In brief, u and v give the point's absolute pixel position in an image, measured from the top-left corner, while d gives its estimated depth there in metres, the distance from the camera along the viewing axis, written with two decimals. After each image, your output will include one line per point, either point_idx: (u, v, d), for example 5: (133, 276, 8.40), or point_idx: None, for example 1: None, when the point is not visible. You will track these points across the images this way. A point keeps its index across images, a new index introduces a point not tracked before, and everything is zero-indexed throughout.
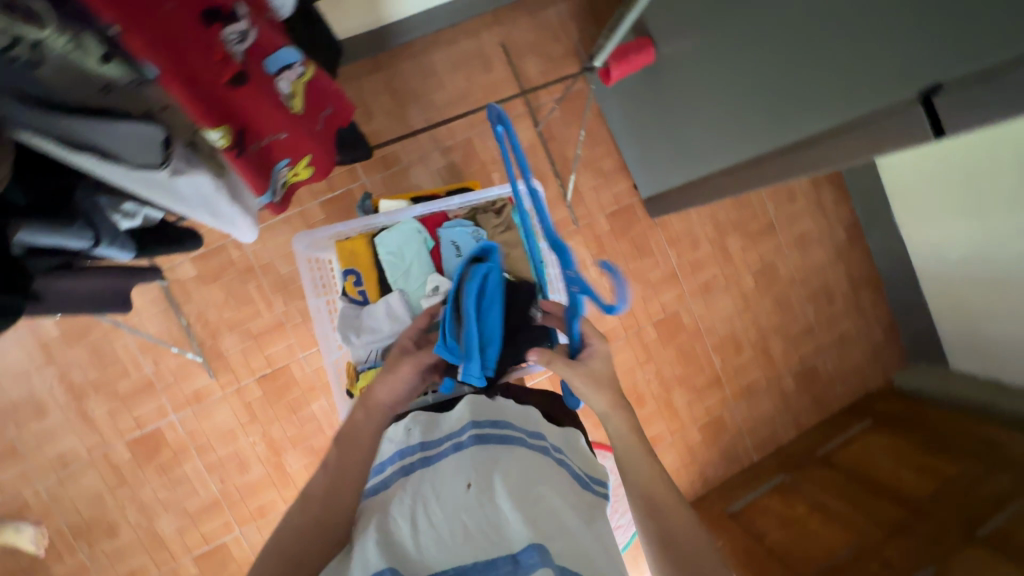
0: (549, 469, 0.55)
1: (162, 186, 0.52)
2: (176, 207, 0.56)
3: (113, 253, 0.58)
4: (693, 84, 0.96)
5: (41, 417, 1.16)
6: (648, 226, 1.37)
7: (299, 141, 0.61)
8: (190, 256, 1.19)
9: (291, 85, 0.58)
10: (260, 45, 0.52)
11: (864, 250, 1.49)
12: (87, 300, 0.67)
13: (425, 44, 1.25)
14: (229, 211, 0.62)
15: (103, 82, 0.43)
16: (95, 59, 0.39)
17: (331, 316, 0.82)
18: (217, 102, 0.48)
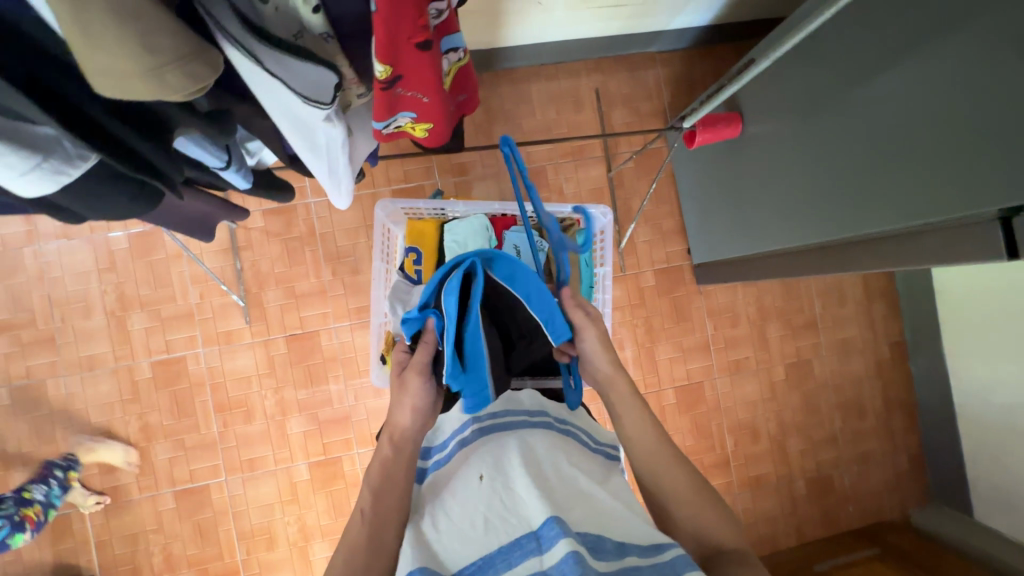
0: (558, 444, 0.58)
1: (304, 127, 0.50)
2: (304, 153, 0.54)
3: (234, 179, 0.64)
4: (772, 163, 0.99)
5: (87, 317, 1.23)
6: (693, 291, 1.38)
7: (433, 115, 0.60)
8: (262, 208, 1.26)
9: (449, 65, 0.59)
10: (446, 24, 0.53)
11: (906, 373, 1.44)
12: (186, 222, 0.71)
13: (527, 74, 1.33)
14: (343, 172, 0.61)
15: (298, 23, 0.43)
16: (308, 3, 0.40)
17: (387, 283, 0.88)
18: (399, 51, 0.46)
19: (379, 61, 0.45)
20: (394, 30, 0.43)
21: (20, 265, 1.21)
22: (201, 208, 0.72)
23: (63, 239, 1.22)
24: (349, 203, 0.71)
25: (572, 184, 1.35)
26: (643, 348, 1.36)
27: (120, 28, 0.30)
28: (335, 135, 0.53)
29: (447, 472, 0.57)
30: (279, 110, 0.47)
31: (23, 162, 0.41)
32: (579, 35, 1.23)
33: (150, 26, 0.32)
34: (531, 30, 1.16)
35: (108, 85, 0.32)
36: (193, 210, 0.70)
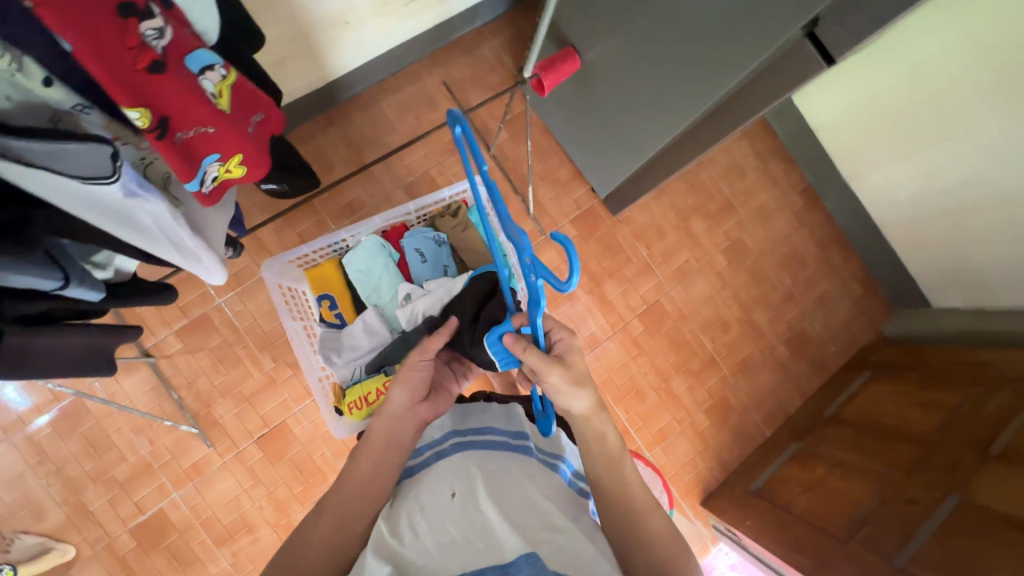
0: (535, 469, 0.57)
1: (116, 212, 0.52)
2: (138, 241, 0.56)
3: (84, 294, 0.58)
4: (620, 80, 1.03)
5: (41, 518, 1.13)
6: (613, 224, 1.42)
7: (231, 140, 0.59)
8: (173, 329, 1.20)
9: (215, 86, 0.56)
10: (180, 44, 0.50)
11: (824, 211, 1.53)
12: (69, 363, 0.65)
13: (373, 95, 1.33)
14: (191, 244, 0.62)
15: (52, 112, 0.46)
16: (36, 82, 0.44)
17: (310, 339, 0.91)
18: (133, 86, 0.46)
19: (121, 102, 0.46)
20: (111, 66, 0.44)
21: None
22: (72, 345, 0.65)
23: None
24: (225, 275, 0.72)
25: (461, 177, 1.36)
26: (594, 294, 1.39)
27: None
28: (157, 210, 0.55)
29: (417, 484, 0.56)
30: (77, 205, 0.49)
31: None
32: (402, 38, 1.24)
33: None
34: (353, 50, 1.16)
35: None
36: (62, 350, 0.63)
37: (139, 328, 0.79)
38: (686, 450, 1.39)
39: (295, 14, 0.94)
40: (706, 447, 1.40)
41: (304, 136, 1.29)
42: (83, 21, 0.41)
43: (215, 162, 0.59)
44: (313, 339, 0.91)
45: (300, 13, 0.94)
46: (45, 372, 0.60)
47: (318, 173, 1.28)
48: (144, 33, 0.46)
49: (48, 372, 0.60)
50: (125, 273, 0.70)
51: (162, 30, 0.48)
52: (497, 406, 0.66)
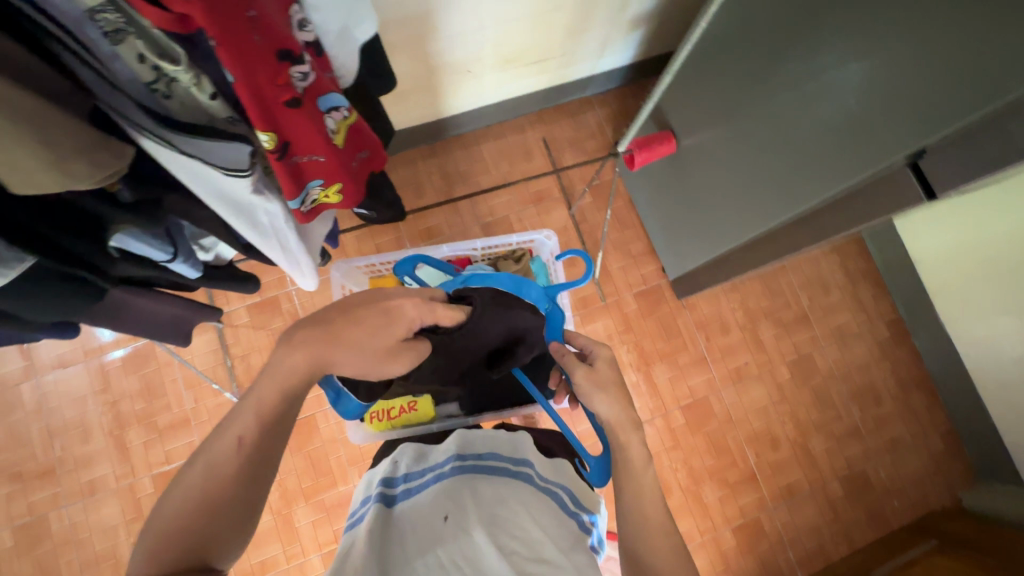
0: (529, 496, 0.56)
1: (241, 208, 0.59)
2: (252, 236, 0.64)
3: (184, 269, 0.67)
4: (714, 171, 1.04)
5: (85, 441, 1.24)
6: (676, 307, 1.39)
7: (337, 171, 0.64)
8: (246, 303, 1.31)
9: (335, 124, 0.61)
10: (316, 87, 0.56)
11: (912, 350, 1.41)
12: (149, 326, 0.73)
13: (477, 137, 1.43)
14: (294, 247, 0.70)
15: (207, 115, 0.51)
16: (204, 95, 0.48)
17: None
18: (271, 114, 0.50)
19: (257, 125, 0.49)
20: (261, 97, 0.48)
21: (19, 402, 1.24)
22: (156, 308, 0.72)
23: (59, 370, 1.26)
24: (315, 279, 0.81)
25: (538, 228, 1.41)
26: (641, 373, 1.35)
27: (18, 127, 0.36)
28: (274, 212, 0.62)
29: (416, 501, 0.56)
30: (215, 196, 0.56)
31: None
32: (516, 93, 1.33)
33: (50, 126, 0.38)
34: (469, 96, 1.27)
35: (13, 175, 0.38)
36: (145, 309, 0.70)
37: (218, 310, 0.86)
38: (702, 565, 1.27)
39: (427, 55, 1.05)
40: (725, 569, 1.27)
41: (406, 160, 1.40)
42: (253, 57, 0.45)
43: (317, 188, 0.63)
44: None
45: (431, 55, 1.06)
46: (123, 326, 0.67)
47: (410, 196, 1.38)
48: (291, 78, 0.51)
49: (125, 327, 0.68)
50: (224, 259, 0.80)
51: (306, 74, 0.53)
52: (502, 433, 0.66)
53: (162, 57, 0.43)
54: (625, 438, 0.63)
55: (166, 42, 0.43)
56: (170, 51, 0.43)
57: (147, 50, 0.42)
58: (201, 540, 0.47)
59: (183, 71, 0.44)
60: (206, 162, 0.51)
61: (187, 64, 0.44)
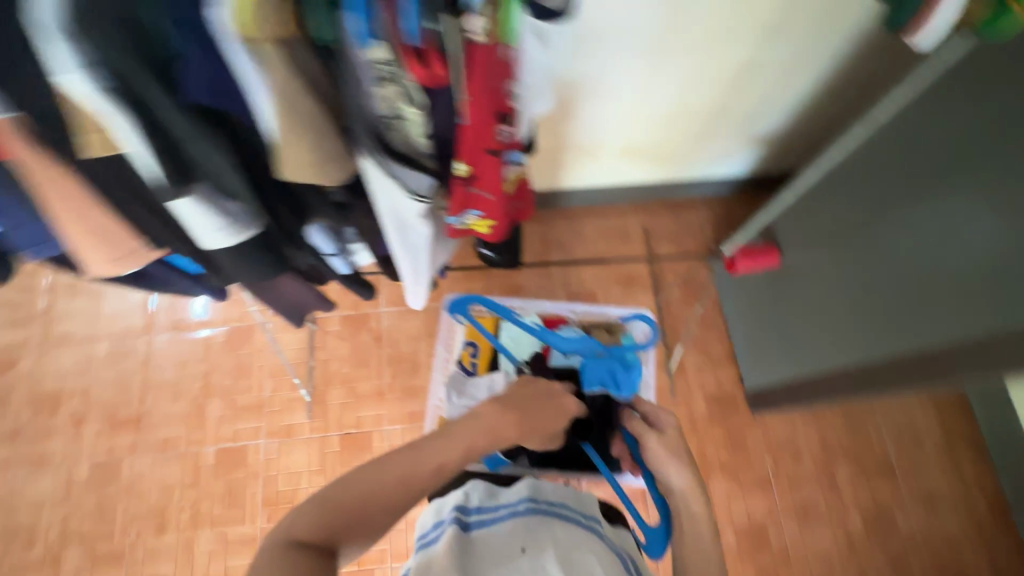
0: (604, 552, 0.56)
1: (399, 223, 0.66)
2: (395, 245, 0.70)
3: (337, 263, 0.81)
4: (817, 293, 1.04)
5: (173, 401, 1.36)
6: (748, 421, 1.34)
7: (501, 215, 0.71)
8: (341, 313, 1.42)
9: (515, 174, 0.69)
10: (516, 143, 0.64)
11: (1013, 538, 1.25)
12: (281, 308, 0.80)
13: (582, 212, 1.52)
14: (422, 266, 0.76)
15: (414, 146, 0.58)
16: (421, 134, 0.56)
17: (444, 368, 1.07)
18: (474, 151, 0.57)
19: (458, 154, 0.57)
20: (475, 138, 0.55)
21: (133, 352, 1.40)
22: (295, 294, 0.79)
23: (173, 332, 1.42)
24: (423, 298, 0.86)
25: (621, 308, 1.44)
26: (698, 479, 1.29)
27: (303, 132, 0.50)
28: (422, 236, 0.68)
29: (491, 534, 0.58)
30: (387, 205, 0.63)
31: (211, 215, 0.57)
32: (631, 180, 1.43)
33: (320, 134, 0.52)
34: (587, 174, 1.37)
35: (288, 165, 0.52)
36: (285, 292, 0.78)
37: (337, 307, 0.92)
38: None
39: (561, 134, 1.17)
40: None
41: None
42: (485, 108, 0.52)
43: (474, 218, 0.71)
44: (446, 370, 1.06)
45: (564, 134, 1.17)
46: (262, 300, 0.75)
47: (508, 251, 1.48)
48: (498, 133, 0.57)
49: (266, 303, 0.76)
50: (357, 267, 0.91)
51: (513, 131, 0.60)
52: (565, 487, 0.67)
53: (405, 100, 0.51)
54: (692, 502, 0.66)
55: (417, 98, 0.51)
56: (413, 96, 0.51)
57: (399, 94, 0.50)
58: (337, 524, 0.52)
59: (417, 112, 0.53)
60: (398, 182, 0.60)
61: (424, 108, 0.52)
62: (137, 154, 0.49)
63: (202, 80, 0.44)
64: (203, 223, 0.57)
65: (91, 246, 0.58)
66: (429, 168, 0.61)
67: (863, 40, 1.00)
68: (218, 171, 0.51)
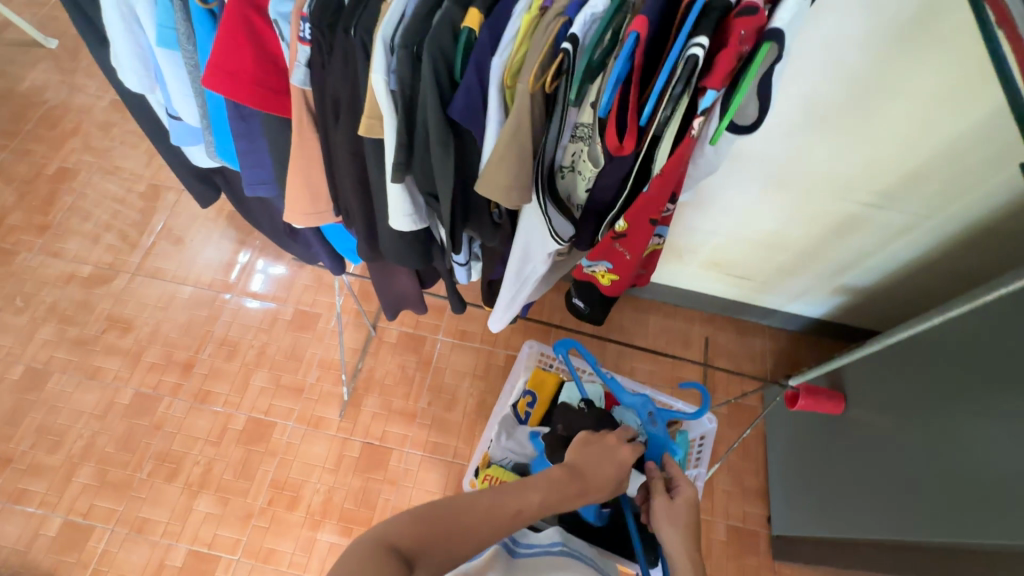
0: None
1: (525, 254, 0.71)
2: (509, 273, 0.74)
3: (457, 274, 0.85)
4: (875, 454, 1.02)
5: (226, 359, 1.44)
6: (765, 566, 1.27)
7: (626, 275, 0.76)
8: (400, 328, 1.49)
9: (652, 244, 0.75)
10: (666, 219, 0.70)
11: None
12: (385, 293, 0.90)
13: (650, 305, 1.56)
14: (519, 299, 0.79)
15: (569, 195, 0.65)
16: (580, 187, 0.63)
17: (498, 410, 1.08)
18: (641, 216, 0.62)
19: (626, 214, 0.62)
20: (648, 205, 0.61)
21: (209, 303, 1.51)
22: (402, 284, 0.89)
23: (249, 297, 1.52)
24: (502, 325, 0.87)
25: None
26: None
27: (514, 155, 0.56)
28: (537, 270, 0.73)
29: (520, 567, 0.61)
30: (525, 234, 0.68)
31: (406, 204, 0.66)
32: (707, 289, 1.47)
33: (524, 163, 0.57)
34: (667, 271, 1.42)
35: (487, 180, 0.59)
36: (396, 279, 0.88)
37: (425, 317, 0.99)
38: None
39: None
40: None
41: None
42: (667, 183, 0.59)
43: (603, 268, 0.75)
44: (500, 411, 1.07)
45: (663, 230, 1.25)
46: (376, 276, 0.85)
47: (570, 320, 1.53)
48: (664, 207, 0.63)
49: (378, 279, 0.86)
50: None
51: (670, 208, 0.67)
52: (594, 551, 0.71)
53: (587, 158, 0.61)
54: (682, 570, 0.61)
55: (593, 156, 0.60)
56: (595, 157, 0.60)
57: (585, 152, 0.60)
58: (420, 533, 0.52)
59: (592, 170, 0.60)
60: (547, 223, 0.64)
61: (598, 168, 0.60)
62: (386, 143, 0.60)
63: (464, 99, 0.55)
64: (398, 206, 0.66)
65: (299, 197, 0.70)
66: (572, 217, 0.65)
67: (971, 227, 1.04)
68: (437, 172, 0.60)
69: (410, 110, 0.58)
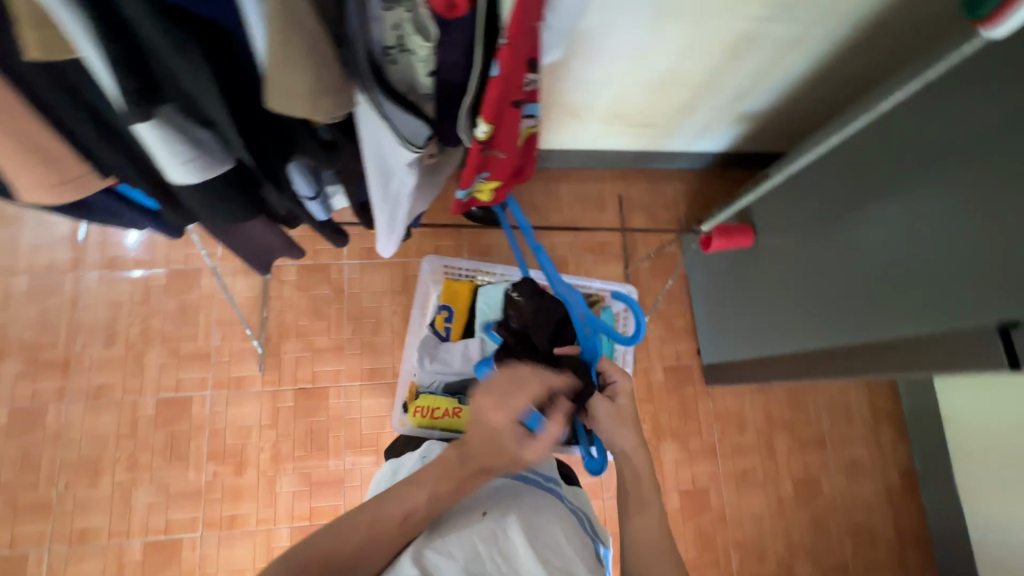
0: (566, 513, 0.56)
1: (383, 169, 0.58)
2: (375, 194, 0.62)
3: (317, 211, 0.71)
4: (785, 277, 1.07)
5: (107, 345, 1.25)
6: (700, 392, 1.40)
7: (503, 168, 0.68)
8: (299, 263, 1.33)
9: (525, 129, 0.66)
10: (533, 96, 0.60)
11: (917, 505, 1.39)
12: (249, 251, 0.74)
13: (559, 175, 1.47)
14: (400, 219, 0.68)
15: (410, 85, 0.50)
16: (424, 72, 0.49)
17: (417, 329, 1.06)
18: (500, 109, 0.52)
19: (482, 116, 0.51)
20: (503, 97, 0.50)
21: (58, 289, 1.27)
22: (261, 236, 0.73)
23: (106, 271, 1.29)
24: (394, 250, 0.77)
25: (590, 276, 1.43)
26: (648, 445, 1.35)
27: (309, 58, 0.38)
28: (407, 183, 0.61)
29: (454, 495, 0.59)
30: (373, 147, 0.55)
31: (178, 146, 0.46)
32: (611, 146, 1.39)
33: (326, 61, 0.40)
34: (569, 134, 1.31)
35: (281, 97, 0.40)
36: (252, 235, 0.72)
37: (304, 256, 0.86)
38: None
39: (550, 91, 1.11)
40: None
41: None
42: (516, 63, 0.48)
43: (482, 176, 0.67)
44: (419, 330, 1.05)
45: (554, 92, 1.11)
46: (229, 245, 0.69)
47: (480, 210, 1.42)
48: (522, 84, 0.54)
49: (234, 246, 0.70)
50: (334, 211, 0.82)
51: (532, 81, 0.57)
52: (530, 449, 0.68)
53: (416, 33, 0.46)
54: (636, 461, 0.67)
55: (425, 23, 0.44)
56: (425, 30, 0.45)
57: (410, 21, 0.44)
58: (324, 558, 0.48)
59: (427, 49, 0.46)
60: (391, 128, 0.51)
61: (435, 44, 0.46)
62: (93, 69, 0.38)
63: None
64: (167, 152, 0.46)
65: (19, 164, 0.48)
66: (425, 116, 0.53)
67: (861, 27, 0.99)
68: (194, 91, 0.41)
69: (110, 11, 0.35)
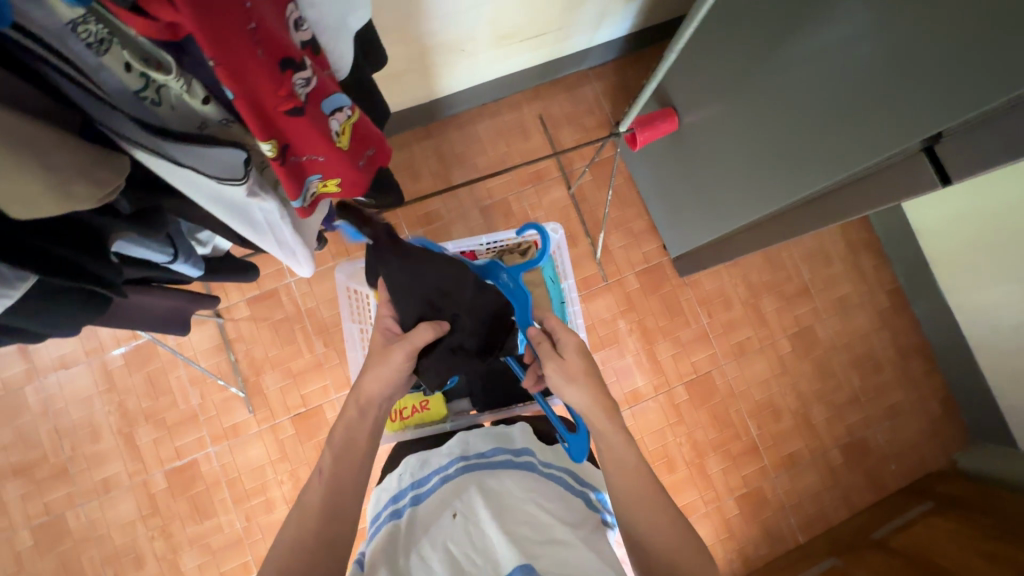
0: (539, 483, 0.60)
1: (235, 207, 0.55)
2: (247, 232, 0.59)
3: (185, 269, 0.66)
4: (718, 150, 1.03)
5: (95, 440, 1.25)
6: (678, 284, 1.39)
7: (338, 172, 0.61)
8: (246, 298, 1.29)
9: (340, 125, 0.57)
10: (321, 88, 0.53)
11: (911, 318, 1.42)
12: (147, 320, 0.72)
13: (471, 117, 1.39)
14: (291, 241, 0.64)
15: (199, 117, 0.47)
16: (198, 100, 0.45)
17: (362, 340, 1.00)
18: (269, 120, 0.47)
19: (257, 135, 0.47)
20: (262, 110, 0.46)
21: (24, 405, 1.24)
22: (150, 303, 0.70)
23: (62, 372, 1.25)
24: (313, 270, 0.75)
25: (537, 209, 1.39)
26: (642, 351, 1.37)
27: (19, 155, 0.34)
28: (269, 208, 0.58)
29: (426, 503, 0.60)
30: (205, 196, 0.52)
31: None
32: (510, 69, 1.29)
33: (45, 150, 0.35)
34: (461, 74, 1.22)
35: (18, 205, 0.36)
36: (142, 305, 0.69)
37: (216, 298, 0.83)
38: (707, 533, 1.31)
39: (419, 36, 1.01)
40: (728, 536, 1.32)
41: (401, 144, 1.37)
42: (244, 67, 0.41)
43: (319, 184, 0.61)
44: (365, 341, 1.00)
45: (422, 35, 1.01)
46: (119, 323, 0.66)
47: (405, 180, 1.35)
48: (291, 87, 0.47)
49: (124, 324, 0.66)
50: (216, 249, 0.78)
51: (308, 80, 0.49)
52: (501, 430, 0.70)
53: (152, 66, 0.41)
54: (602, 429, 0.64)
55: (152, 50, 0.40)
56: (158, 58, 0.40)
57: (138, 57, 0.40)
58: None
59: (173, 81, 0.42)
60: (202, 172, 0.48)
61: (177, 73, 0.42)
62: None
63: None
64: None
65: None
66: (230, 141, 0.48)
67: None
68: None
69: None
